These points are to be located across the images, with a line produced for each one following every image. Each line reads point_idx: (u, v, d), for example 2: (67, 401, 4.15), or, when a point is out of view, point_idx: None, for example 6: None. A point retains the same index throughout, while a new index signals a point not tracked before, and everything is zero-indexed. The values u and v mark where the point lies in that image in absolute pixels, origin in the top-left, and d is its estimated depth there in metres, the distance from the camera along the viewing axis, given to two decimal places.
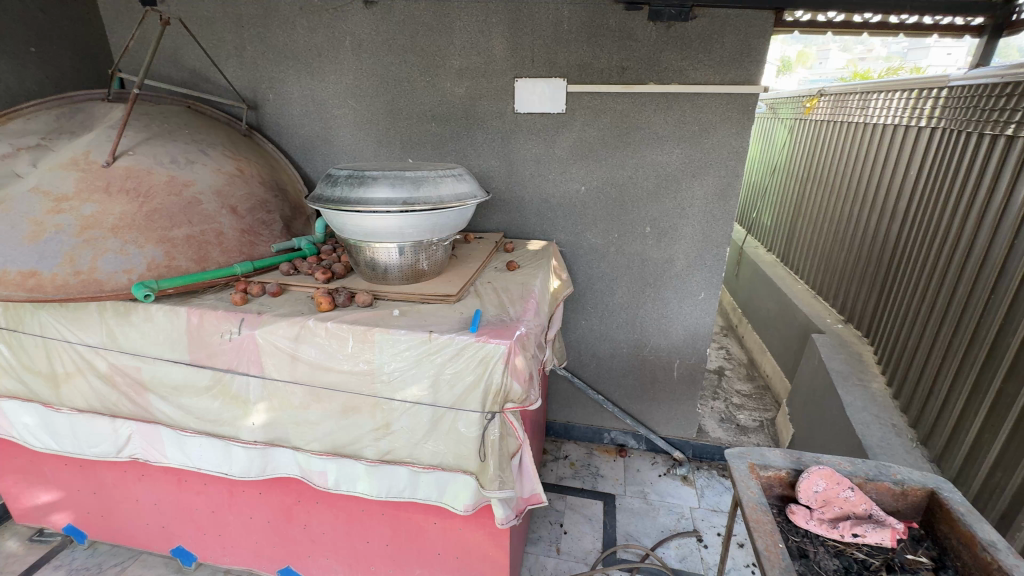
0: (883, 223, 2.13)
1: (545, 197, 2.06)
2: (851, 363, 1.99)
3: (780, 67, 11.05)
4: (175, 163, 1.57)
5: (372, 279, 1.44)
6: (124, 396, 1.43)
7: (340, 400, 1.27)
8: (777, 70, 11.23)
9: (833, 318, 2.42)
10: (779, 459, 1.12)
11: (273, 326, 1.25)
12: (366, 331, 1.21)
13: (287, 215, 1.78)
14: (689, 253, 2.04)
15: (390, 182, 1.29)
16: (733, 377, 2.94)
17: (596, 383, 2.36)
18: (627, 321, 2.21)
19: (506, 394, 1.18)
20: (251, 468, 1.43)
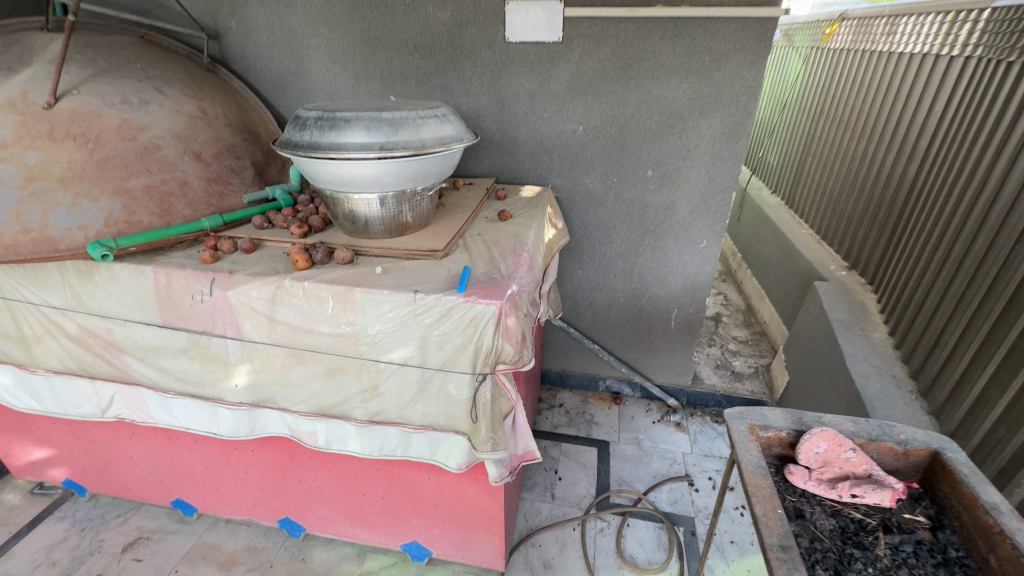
0: (900, 164, 1.99)
1: (539, 138, 1.90)
2: (853, 313, 1.94)
3: None
4: (126, 103, 1.40)
5: (353, 233, 1.34)
6: (100, 358, 1.37)
7: (324, 362, 1.21)
8: None
9: (838, 264, 2.35)
10: (781, 419, 1.08)
11: (247, 287, 1.16)
12: (346, 291, 1.13)
13: (258, 161, 1.64)
14: (693, 199, 1.92)
15: (365, 125, 1.15)
16: (729, 323, 2.91)
17: (592, 333, 2.33)
18: (625, 270, 2.13)
19: (497, 355, 1.12)
20: (239, 428, 1.40)
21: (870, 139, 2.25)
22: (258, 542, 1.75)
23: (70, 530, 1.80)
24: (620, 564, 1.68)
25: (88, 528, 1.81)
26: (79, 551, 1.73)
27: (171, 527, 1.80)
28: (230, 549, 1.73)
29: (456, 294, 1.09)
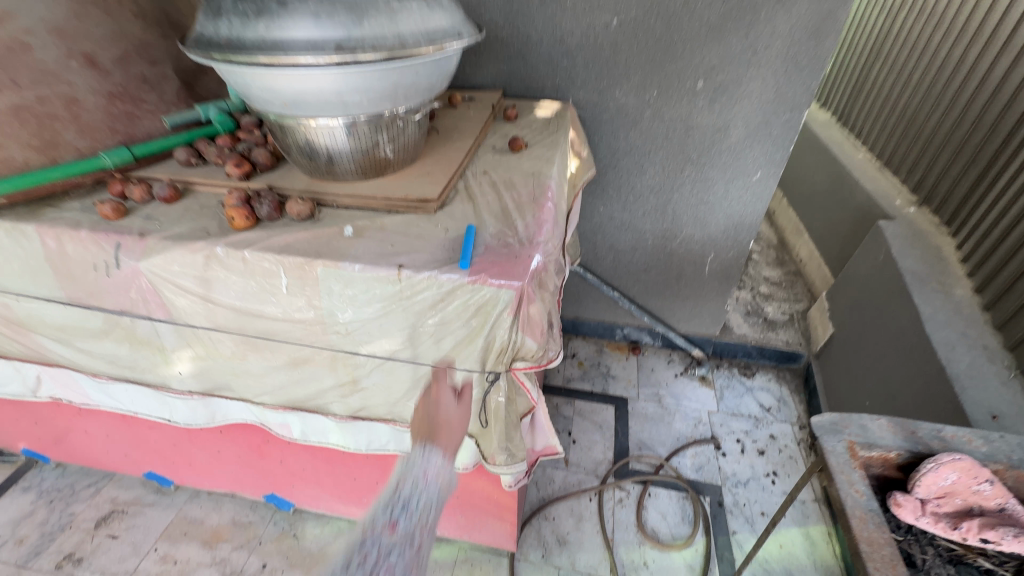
0: (1014, 72, 1.56)
1: (559, 34, 1.45)
2: (928, 261, 1.63)
3: None
4: None
5: (314, 174, 0.98)
6: (6, 336, 1.08)
7: (285, 352, 0.92)
8: None
9: (904, 199, 1.98)
10: (888, 435, 0.83)
11: (165, 256, 0.83)
12: (302, 264, 0.80)
13: (184, 68, 1.22)
14: (751, 119, 1.52)
15: (313, 8, 0.74)
16: (760, 261, 2.59)
17: (611, 279, 2.03)
18: (656, 207, 1.78)
19: (514, 351, 0.83)
20: (196, 417, 1.15)
21: (970, 38, 1.76)
22: (244, 516, 1.59)
23: (37, 502, 1.64)
24: (641, 540, 1.54)
25: (57, 500, 1.64)
26: (48, 526, 1.57)
27: (148, 499, 1.64)
28: (214, 524, 1.58)
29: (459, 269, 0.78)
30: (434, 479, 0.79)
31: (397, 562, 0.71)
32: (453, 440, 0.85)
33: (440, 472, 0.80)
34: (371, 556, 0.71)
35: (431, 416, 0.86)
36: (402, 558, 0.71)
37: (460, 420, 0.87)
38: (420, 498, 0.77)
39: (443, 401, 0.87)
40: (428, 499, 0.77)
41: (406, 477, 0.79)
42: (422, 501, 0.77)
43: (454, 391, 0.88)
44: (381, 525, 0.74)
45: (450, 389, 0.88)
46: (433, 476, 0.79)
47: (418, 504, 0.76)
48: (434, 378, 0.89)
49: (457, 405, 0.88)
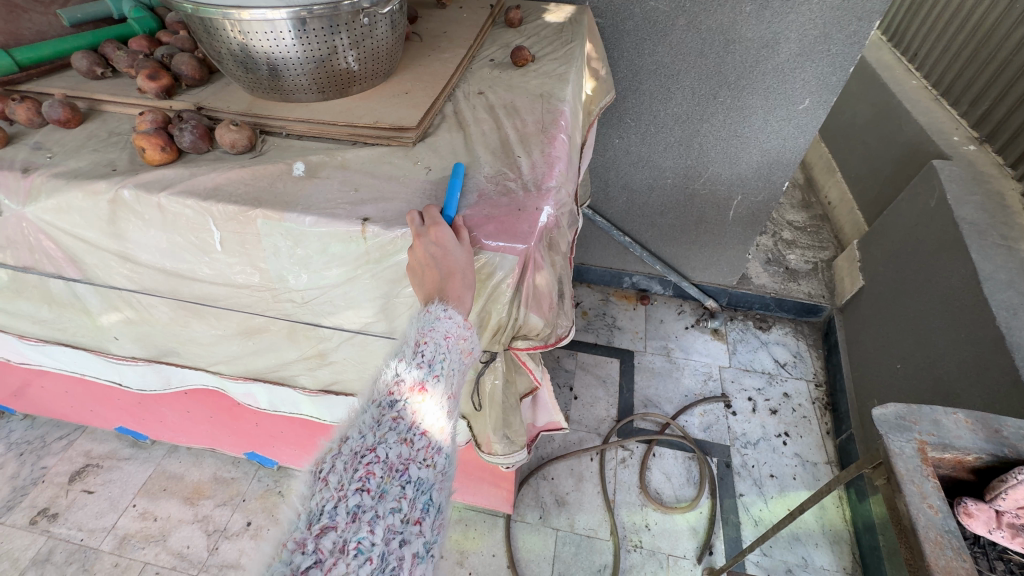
0: None
1: None
2: (988, 210, 1.43)
3: None
4: None
5: (257, 92, 0.75)
6: None
7: (232, 320, 0.75)
8: None
9: (963, 135, 1.73)
10: (968, 434, 0.68)
11: (57, 200, 0.63)
12: (236, 215, 0.61)
13: None
14: (807, 30, 1.24)
15: None
16: (784, 203, 2.37)
17: (622, 222, 1.83)
18: (680, 141, 1.54)
19: (516, 330, 0.66)
20: (148, 382, 1.00)
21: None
22: (226, 472, 1.51)
23: (6, 455, 1.55)
24: (644, 501, 1.47)
25: (28, 453, 1.55)
26: (19, 480, 1.49)
27: (124, 453, 1.55)
28: (195, 480, 1.50)
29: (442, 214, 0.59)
30: (465, 339, 0.54)
31: (438, 430, 0.48)
32: (470, 292, 0.55)
33: (466, 331, 0.54)
34: (403, 418, 0.47)
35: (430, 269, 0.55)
36: (441, 423, 0.49)
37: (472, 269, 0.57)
38: (449, 357, 0.52)
39: (442, 242, 0.55)
40: (457, 364, 0.54)
41: (426, 330, 0.52)
42: (452, 361, 0.53)
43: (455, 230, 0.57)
44: (409, 383, 0.48)
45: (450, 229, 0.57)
46: (460, 337, 0.53)
47: (448, 363, 0.52)
48: (426, 220, 0.57)
49: (466, 246, 0.57)
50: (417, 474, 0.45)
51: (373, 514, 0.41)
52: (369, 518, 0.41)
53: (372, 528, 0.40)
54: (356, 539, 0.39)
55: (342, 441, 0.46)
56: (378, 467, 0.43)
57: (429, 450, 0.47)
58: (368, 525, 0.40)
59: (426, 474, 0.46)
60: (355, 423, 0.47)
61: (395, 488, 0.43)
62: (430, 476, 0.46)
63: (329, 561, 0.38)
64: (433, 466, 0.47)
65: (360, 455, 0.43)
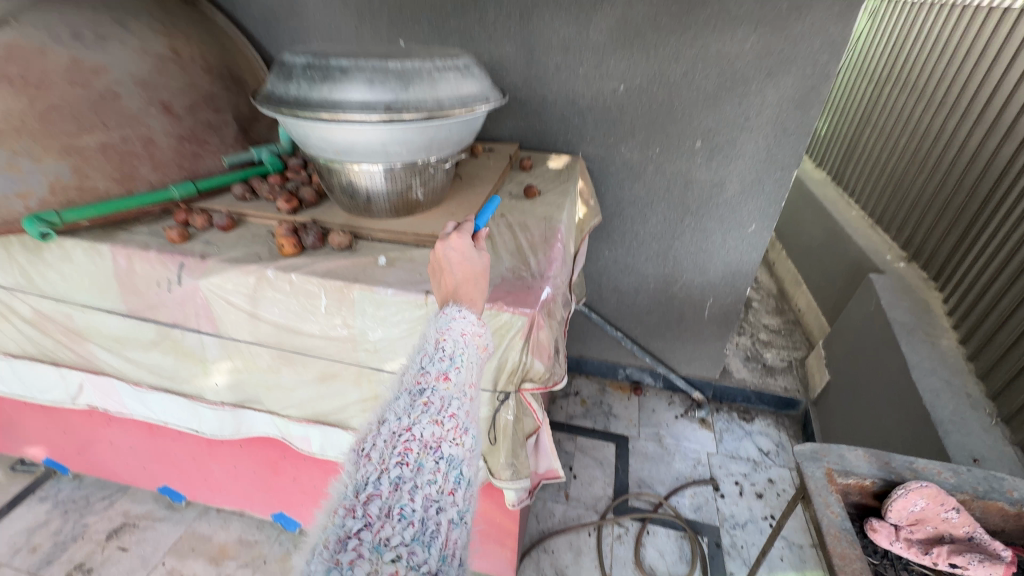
0: (987, 143, 1.73)
1: (572, 97, 1.62)
2: (916, 313, 1.72)
3: None
4: (79, 39, 1.14)
5: (352, 210, 1.11)
6: (62, 345, 1.19)
7: (315, 367, 1.02)
8: None
9: (895, 254, 2.10)
10: (864, 464, 0.90)
11: (222, 276, 0.95)
12: (342, 288, 0.91)
13: (243, 115, 1.40)
14: (746, 177, 1.66)
15: (368, 78, 0.90)
16: (760, 309, 2.69)
17: (615, 319, 2.13)
18: (658, 254, 1.90)
19: (524, 372, 0.92)
20: (223, 428, 1.24)
21: (956, 109, 1.92)
22: (250, 535, 1.64)
23: (52, 512, 1.69)
24: None
25: (72, 511, 1.70)
26: (61, 536, 1.62)
27: (160, 513, 1.69)
28: (221, 541, 1.62)
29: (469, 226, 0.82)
30: (478, 335, 0.73)
31: (461, 414, 0.65)
32: (477, 293, 0.78)
33: (478, 330, 0.74)
34: (432, 404, 0.63)
35: (447, 272, 0.78)
36: (462, 408, 0.65)
37: (481, 272, 0.80)
38: (464, 351, 0.71)
39: (460, 249, 0.78)
40: (472, 356, 0.72)
41: (444, 330, 0.71)
42: (467, 354, 0.71)
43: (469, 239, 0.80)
44: (434, 375, 0.66)
45: (467, 237, 0.79)
46: (474, 333, 0.73)
47: (464, 357, 0.70)
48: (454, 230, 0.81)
49: (479, 253, 0.80)
50: (448, 452, 0.61)
51: (412, 484, 0.56)
52: (409, 487, 0.56)
53: (411, 496, 0.55)
54: (399, 504, 0.54)
55: (382, 425, 0.62)
56: (413, 444, 0.59)
57: (455, 432, 0.63)
58: (408, 493, 0.55)
59: (455, 451, 0.61)
60: (393, 410, 0.63)
61: (429, 463, 0.58)
62: (458, 453, 0.62)
63: (378, 523, 0.53)
64: (460, 445, 0.62)
65: (399, 435, 0.59)
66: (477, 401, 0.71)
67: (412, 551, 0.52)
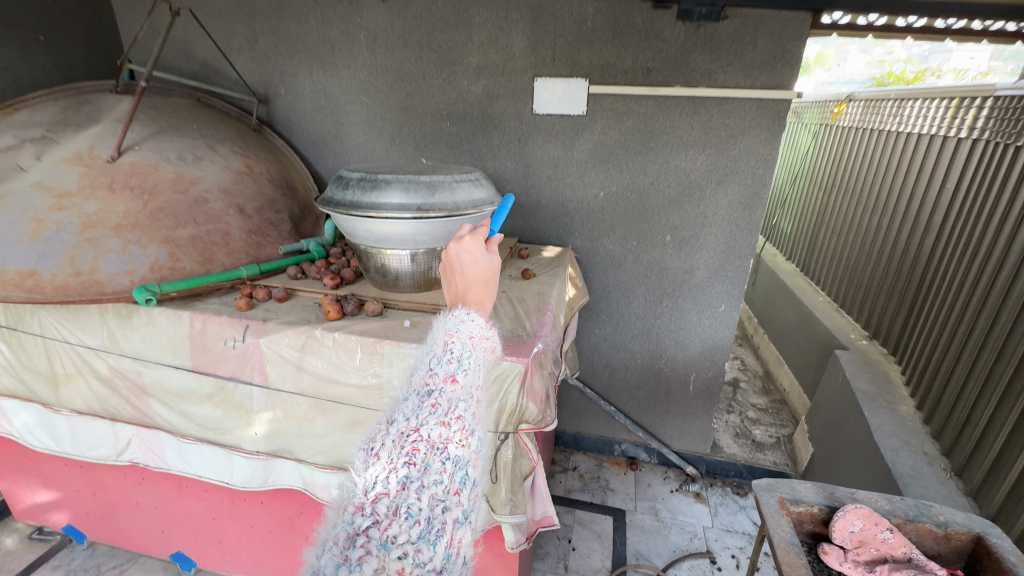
0: (916, 237, 2.04)
1: (561, 201, 1.98)
2: (877, 384, 1.91)
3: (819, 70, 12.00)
4: (182, 159, 1.51)
5: (383, 286, 1.38)
6: (124, 400, 1.38)
7: (345, 414, 1.21)
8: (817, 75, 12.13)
9: (858, 333, 2.34)
10: (812, 494, 1.06)
11: (279, 335, 1.19)
12: (375, 343, 1.15)
13: (296, 214, 1.73)
14: (711, 265, 1.96)
15: (403, 187, 1.21)
16: (748, 389, 2.86)
17: (608, 394, 2.30)
18: (642, 331, 2.13)
19: (520, 414, 1.12)
20: (253, 479, 1.39)
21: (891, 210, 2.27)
22: None
23: None
24: None
25: None
26: None
27: None
28: None
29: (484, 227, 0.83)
30: (485, 337, 0.76)
31: (468, 416, 0.65)
32: (487, 296, 0.81)
33: (485, 332, 0.77)
34: (439, 405, 0.63)
35: (458, 274, 0.81)
36: (469, 409, 0.65)
37: (493, 273, 0.82)
38: (472, 353, 0.72)
39: (474, 252, 0.79)
40: (478, 358, 0.74)
41: (453, 331, 0.73)
42: (474, 356, 0.73)
43: (483, 242, 0.81)
44: (442, 375, 0.66)
45: (481, 239, 0.80)
46: (481, 335, 0.76)
47: (471, 359, 0.71)
48: (467, 230, 0.81)
49: (491, 255, 0.82)
50: (455, 452, 0.60)
51: (419, 483, 0.56)
52: (416, 486, 0.56)
53: (419, 496, 0.55)
54: (406, 504, 0.54)
55: (390, 424, 0.61)
56: (421, 444, 0.58)
57: (462, 432, 0.62)
58: (414, 493, 0.55)
59: (462, 452, 0.61)
60: (401, 410, 0.63)
61: (436, 464, 0.58)
62: (465, 454, 0.62)
63: (385, 521, 0.53)
64: (467, 446, 0.63)
65: (408, 434, 0.59)
66: (481, 403, 0.71)
67: (418, 549, 0.53)
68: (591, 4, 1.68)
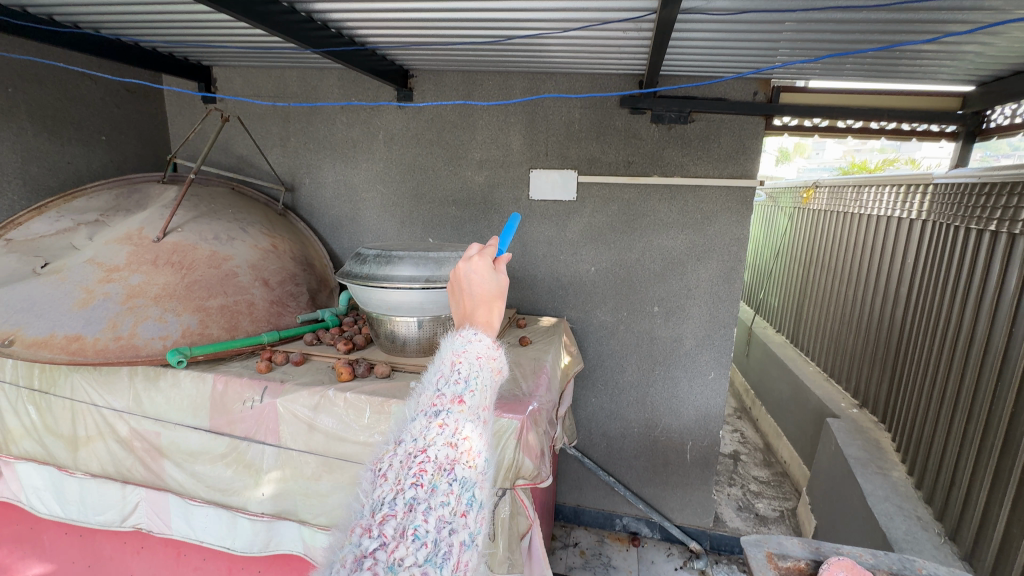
0: (888, 307, 2.19)
1: (556, 275, 2.15)
2: (868, 450, 1.96)
3: (799, 159, 13.02)
4: (217, 239, 1.70)
5: (391, 350, 1.50)
6: (139, 462, 1.44)
7: (350, 472, 1.28)
8: (798, 164, 13.14)
9: (848, 402, 2.40)
10: (798, 548, 1.10)
11: (294, 395, 1.29)
12: (383, 402, 1.25)
13: (313, 287, 1.89)
14: (698, 334, 2.09)
15: (414, 261, 1.38)
16: (749, 462, 2.87)
17: (607, 464, 2.31)
18: (637, 399, 2.20)
19: (517, 470, 1.18)
20: (254, 542, 1.42)
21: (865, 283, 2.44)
22: None
23: None
24: None
25: None
26: None
27: None
28: None
29: (494, 245, 0.77)
30: (494, 358, 0.74)
31: (475, 438, 0.65)
32: (495, 318, 0.76)
33: (493, 353, 0.73)
34: (447, 426, 0.63)
35: (465, 294, 0.76)
36: (476, 431, 0.65)
37: (501, 294, 0.76)
38: (479, 374, 0.70)
39: (481, 272, 0.74)
40: (486, 379, 0.72)
41: (460, 351, 0.71)
42: (482, 377, 0.71)
43: (492, 261, 0.75)
44: (449, 397, 0.66)
45: (490, 259, 0.75)
46: (489, 356, 0.73)
47: (478, 380, 0.70)
48: (476, 248, 0.76)
49: (500, 275, 0.76)
50: (461, 474, 0.61)
51: (426, 505, 0.57)
52: (423, 508, 0.57)
53: (425, 517, 0.56)
54: (413, 525, 0.55)
55: (398, 446, 0.63)
56: (428, 465, 0.60)
57: (469, 454, 0.63)
58: (422, 514, 0.56)
59: (468, 473, 0.62)
60: (409, 431, 0.64)
61: (443, 485, 0.59)
62: (472, 476, 0.62)
63: (393, 542, 0.54)
64: (474, 467, 0.63)
65: (415, 455, 0.60)
66: (489, 425, 0.71)
67: (425, 572, 0.53)
68: (578, 110, 1.97)
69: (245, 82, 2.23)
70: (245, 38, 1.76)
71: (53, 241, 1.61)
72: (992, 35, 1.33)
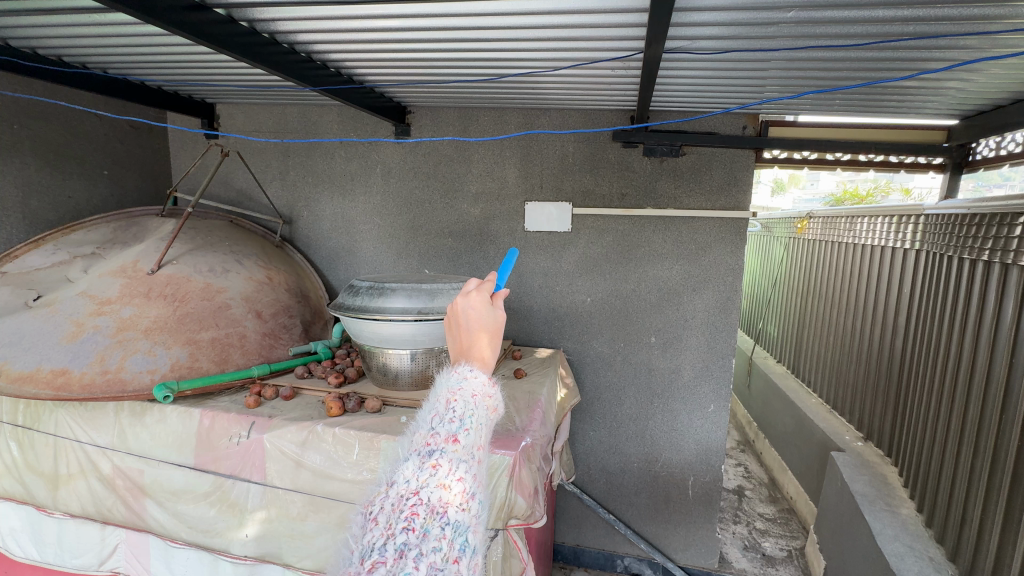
0: (887, 337, 2.17)
1: (552, 306, 2.13)
2: (876, 485, 1.91)
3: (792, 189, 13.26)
4: (212, 271, 1.70)
5: (383, 383, 1.48)
6: (120, 501, 1.40)
7: (338, 512, 1.23)
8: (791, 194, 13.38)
9: (852, 435, 2.35)
10: None
11: (282, 431, 1.25)
12: (372, 439, 1.21)
13: (306, 319, 1.88)
14: (696, 364, 2.06)
15: (407, 293, 1.37)
16: (754, 498, 2.79)
17: (607, 501, 2.23)
18: (636, 433, 2.16)
19: (510, 508, 1.14)
20: None
21: (863, 313, 2.42)
22: None
23: None
24: None
25: None
26: None
27: None
28: None
29: (492, 279, 0.76)
30: (489, 396, 0.70)
31: (470, 479, 0.61)
32: (492, 353, 0.73)
33: (489, 390, 0.70)
34: (440, 467, 0.60)
35: (461, 330, 0.73)
36: (471, 472, 0.62)
37: (497, 330, 0.73)
38: (474, 413, 0.66)
39: (479, 306, 0.72)
40: (482, 418, 0.68)
41: (456, 389, 0.68)
42: (477, 416, 0.67)
43: (489, 295, 0.73)
44: (443, 435, 0.63)
45: (488, 293, 0.72)
46: (485, 393, 0.69)
47: (474, 419, 0.66)
48: (472, 284, 0.74)
49: (497, 310, 0.73)
50: (455, 517, 0.58)
51: (417, 551, 0.54)
52: (414, 554, 0.54)
53: (416, 564, 0.53)
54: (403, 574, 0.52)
55: (390, 487, 0.60)
56: (420, 509, 0.57)
57: (462, 496, 0.59)
58: (412, 561, 0.53)
59: (462, 517, 0.58)
60: (401, 472, 0.61)
61: (435, 529, 0.56)
62: (466, 519, 0.58)
63: None
64: (467, 510, 0.59)
65: (407, 498, 0.58)
66: (484, 465, 0.67)
67: None
68: (571, 143, 2.01)
69: (247, 118, 2.29)
70: (247, 77, 1.82)
71: (47, 273, 1.62)
72: (971, 71, 1.37)
